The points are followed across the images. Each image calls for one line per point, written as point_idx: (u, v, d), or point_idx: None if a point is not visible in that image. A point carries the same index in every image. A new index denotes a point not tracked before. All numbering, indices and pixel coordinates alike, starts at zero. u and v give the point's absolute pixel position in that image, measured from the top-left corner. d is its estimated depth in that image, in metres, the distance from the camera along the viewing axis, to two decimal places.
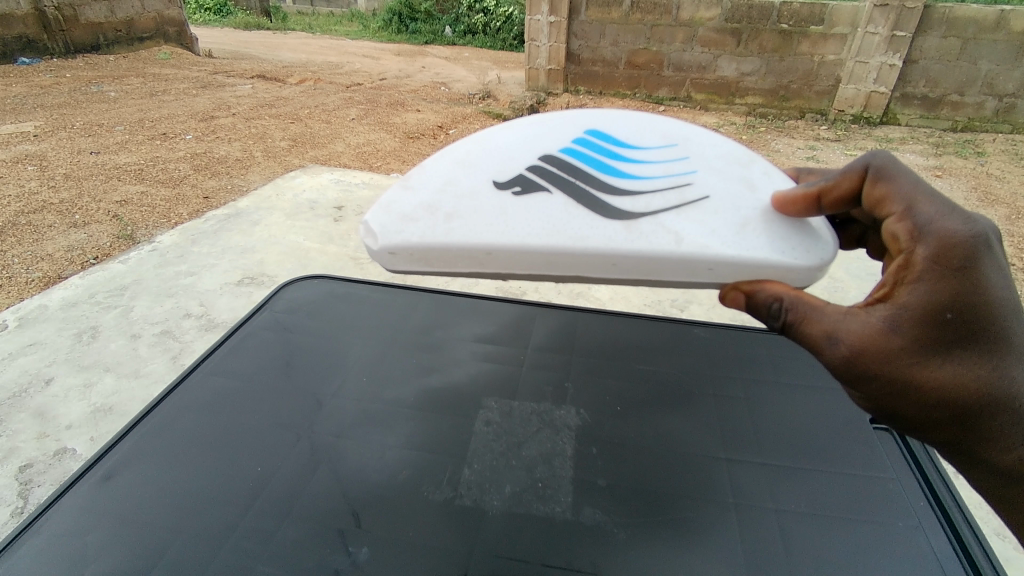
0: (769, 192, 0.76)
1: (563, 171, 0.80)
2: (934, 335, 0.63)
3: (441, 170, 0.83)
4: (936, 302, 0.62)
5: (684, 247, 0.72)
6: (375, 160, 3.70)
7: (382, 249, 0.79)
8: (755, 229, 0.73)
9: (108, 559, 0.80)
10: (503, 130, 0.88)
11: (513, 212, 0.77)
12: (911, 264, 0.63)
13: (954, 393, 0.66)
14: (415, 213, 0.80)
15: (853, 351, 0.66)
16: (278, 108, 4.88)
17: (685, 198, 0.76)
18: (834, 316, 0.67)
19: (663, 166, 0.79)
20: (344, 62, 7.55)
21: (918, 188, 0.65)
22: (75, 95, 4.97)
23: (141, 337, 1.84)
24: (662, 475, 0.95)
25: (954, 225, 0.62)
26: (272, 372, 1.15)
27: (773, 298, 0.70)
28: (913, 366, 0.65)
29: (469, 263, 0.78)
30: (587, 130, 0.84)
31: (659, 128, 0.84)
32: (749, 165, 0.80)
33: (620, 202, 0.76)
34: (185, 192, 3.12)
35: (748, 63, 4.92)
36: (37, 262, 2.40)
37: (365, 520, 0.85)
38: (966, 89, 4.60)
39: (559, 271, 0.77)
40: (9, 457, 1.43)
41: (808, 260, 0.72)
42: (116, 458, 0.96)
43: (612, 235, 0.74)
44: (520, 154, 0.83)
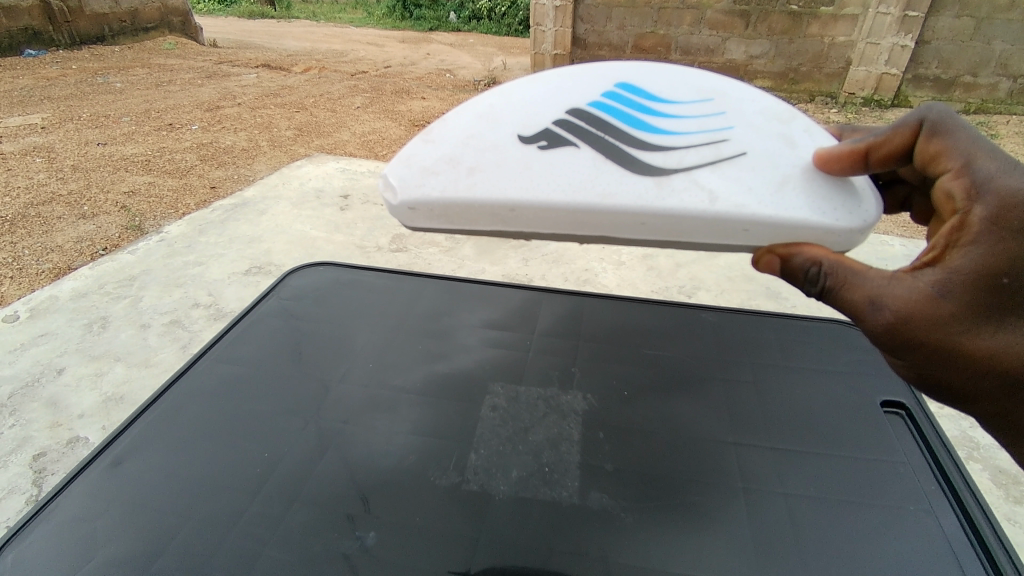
0: (809, 150, 0.75)
1: (592, 125, 0.78)
2: (986, 300, 0.63)
3: (464, 123, 0.82)
4: (988, 265, 0.62)
5: (713, 207, 0.71)
6: (381, 149, 3.69)
7: (402, 204, 0.79)
8: (792, 188, 0.72)
9: (118, 542, 0.81)
10: (526, 83, 0.85)
11: (538, 168, 0.76)
12: (966, 224, 0.63)
13: (1005, 362, 0.66)
14: (437, 167, 0.79)
15: (897, 316, 0.67)
16: (284, 97, 4.87)
17: (719, 154, 0.74)
18: (878, 281, 0.68)
19: (698, 120, 0.77)
20: (348, 50, 7.52)
21: (975, 143, 0.65)
22: (81, 87, 4.97)
23: (151, 327, 1.85)
24: (670, 460, 0.95)
25: (1014, 183, 0.62)
26: (280, 358, 1.15)
27: (812, 262, 0.71)
28: (961, 331, 0.65)
29: (492, 220, 0.78)
30: (616, 84, 0.81)
31: (693, 80, 0.81)
32: (787, 120, 0.77)
33: (650, 157, 0.75)
34: (192, 182, 3.12)
35: (757, 45, 4.87)
36: (47, 253, 2.41)
37: (373, 505, 0.86)
38: (980, 70, 4.53)
39: (583, 231, 0.77)
40: (22, 446, 1.45)
41: (847, 224, 0.71)
42: (126, 443, 0.96)
43: (641, 194, 0.73)
44: (545, 105, 0.81)
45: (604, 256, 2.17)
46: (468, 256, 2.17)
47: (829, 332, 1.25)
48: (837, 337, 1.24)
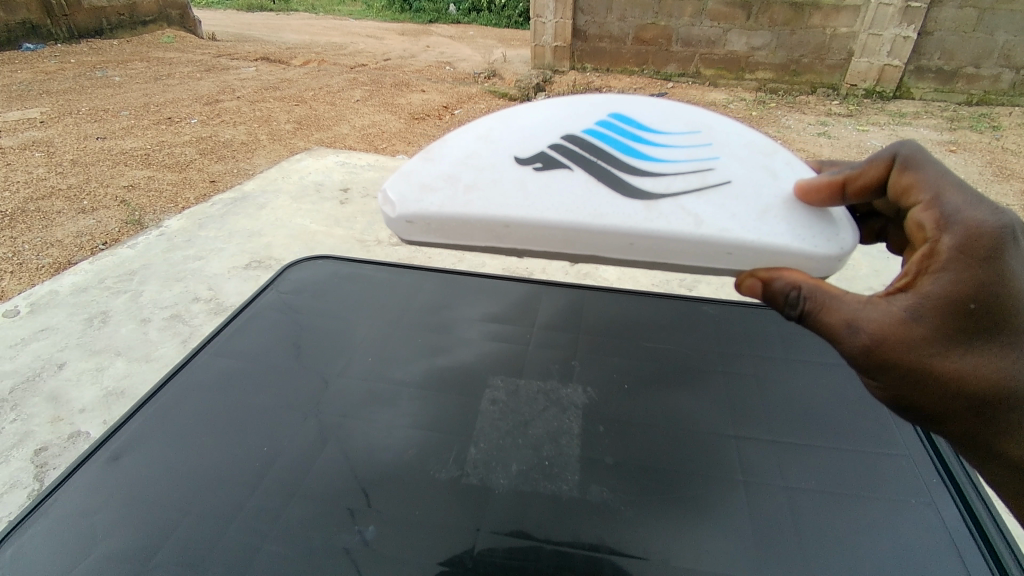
0: (790, 181, 0.74)
1: (586, 150, 0.77)
2: (957, 325, 0.61)
3: (463, 143, 0.81)
4: (960, 292, 0.59)
5: (701, 231, 0.69)
6: (381, 142, 3.68)
7: (400, 217, 0.78)
8: (775, 215, 0.70)
9: (117, 538, 0.81)
10: (527, 109, 0.85)
11: (532, 188, 0.75)
12: (936, 253, 0.61)
13: (975, 386, 0.63)
14: (436, 183, 0.78)
15: (872, 340, 0.63)
16: (283, 90, 4.86)
17: (705, 182, 0.73)
18: (853, 304, 0.64)
19: (685, 150, 0.76)
20: (348, 42, 7.49)
21: (944, 177, 0.63)
22: (80, 80, 4.96)
23: (151, 322, 1.85)
24: (670, 453, 0.95)
25: (982, 215, 0.60)
26: (280, 353, 1.15)
27: (792, 286, 0.66)
28: (935, 356, 0.62)
29: (486, 235, 0.76)
30: (610, 114, 0.81)
31: (683, 114, 0.81)
32: (770, 155, 0.77)
33: (640, 181, 0.73)
34: (192, 176, 3.12)
35: (758, 37, 4.90)
36: (47, 248, 2.41)
37: (373, 499, 0.85)
38: (982, 61, 4.54)
39: (576, 249, 0.74)
40: (24, 440, 1.45)
41: (829, 251, 0.69)
42: (125, 438, 0.96)
43: (631, 216, 0.71)
44: (543, 130, 0.80)
45: None
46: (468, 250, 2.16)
47: None
48: None
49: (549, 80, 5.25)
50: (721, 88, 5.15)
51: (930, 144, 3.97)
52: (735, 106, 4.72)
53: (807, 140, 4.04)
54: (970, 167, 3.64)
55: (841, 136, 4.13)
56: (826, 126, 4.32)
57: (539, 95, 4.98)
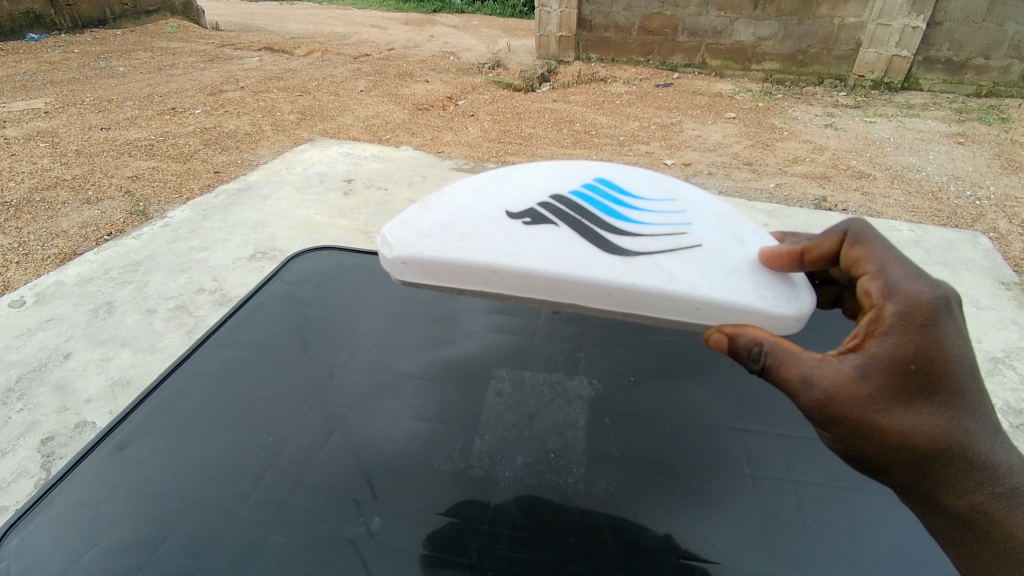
0: (754, 247, 0.77)
1: (572, 209, 0.80)
2: (901, 384, 0.65)
3: (459, 197, 0.83)
4: (903, 354, 0.64)
5: (676, 287, 0.71)
6: (385, 133, 3.67)
7: (396, 259, 0.77)
8: (741, 276, 0.72)
9: (121, 529, 0.80)
10: (518, 171, 0.89)
11: (523, 238, 0.76)
12: (880, 318, 0.65)
13: (916, 441, 0.68)
14: (431, 230, 0.78)
15: (827, 396, 0.66)
16: (286, 81, 4.84)
17: (678, 243, 0.75)
18: (809, 361, 0.67)
19: (662, 215, 0.80)
20: (351, 32, 7.45)
21: (890, 252, 0.67)
22: (83, 70, 4.95)
23: (156, 312, 1.85)
24: (675, 446, 0.94)
25: (920, 287, 0.64)
26: (285, 343, 1.15)
27: (755, 342, 0.68)
28: (882, 413, 0.66)
29: (477, 280, 0.76)
30: (596, 180, 0.86)
31: (660, 185, 0.86)
32: (738, 223, 0.81)
33: (619, 240, 0.75)
34: (196, 167, 3.12)
35: (765, 27, 4.88)
36: (52, 238, 2.42)
37: (379, 491, 0.85)
38: (992, 52, 4.51)
39: (559, 298, 0.74)
40: (32, 430, 1.46)
41: (789, 311, 0.71)
42: (129, 429, 0.96)
43: (611, 269, 0.72)
44: (532, 190, 0.83)
45: None
46: None
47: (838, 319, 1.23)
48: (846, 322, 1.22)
49: (554, 70, 5.23)
50: (727, 79, 5.13)
51: (938, 136, 3.94)
52: (742, 97, 4.69)
53: (813, 131, 4.01)
54: (979, 159, 3.61)
55: (847, 127, 4.10)
56: (834, 118, 4.28)
57: (545, 85, 4.95)
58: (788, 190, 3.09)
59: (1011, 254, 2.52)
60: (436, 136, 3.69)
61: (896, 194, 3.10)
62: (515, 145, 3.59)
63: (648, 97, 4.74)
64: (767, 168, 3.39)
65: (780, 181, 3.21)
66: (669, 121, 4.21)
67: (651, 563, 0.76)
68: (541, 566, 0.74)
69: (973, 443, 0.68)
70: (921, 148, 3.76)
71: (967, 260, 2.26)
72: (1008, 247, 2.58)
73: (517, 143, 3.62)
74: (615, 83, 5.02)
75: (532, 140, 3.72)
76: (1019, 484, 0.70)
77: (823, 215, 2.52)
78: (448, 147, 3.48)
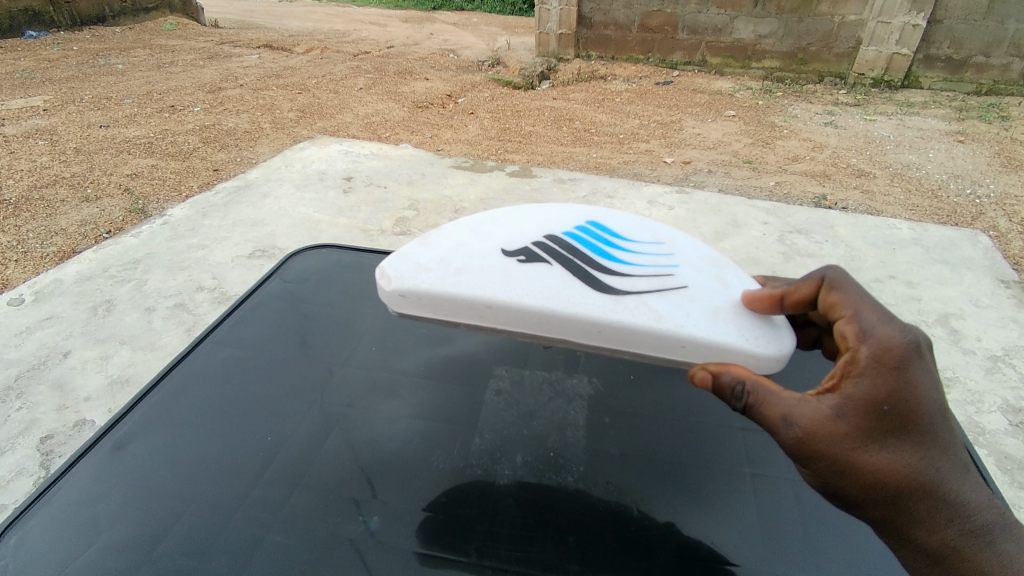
0: (738, 291, 0.77)
1: (564, 250, 0.80)
2: (875, 425, 0.63)
3: (457, 236, 0.84)
4: (876, 394, 0.63)
5: (665, 325, 0.70)
6: (384, 131, 3.66)
7: (393, 291, 0.76)
8: (724, 318, 0.72)
9: (120, 528, 0.80)
10: (514, 213, 0.90)
11: (517, 275, 0.76)
12: (854, 360, 0.64)
13: (892, 482, 0.65)
14: (429, 265, 0.78)
15: (805, 435, 0.65)
16: (286, 78, 4.83)
17: (666, 284, 0.76)
18: (788, 399, 0.66)
19: (650, 259, 0.80)
20: (351, 30, 7.44)
21: (866, 297, 0.67)
22: (82, 68, 4.94)
23: (155, 310, 1.85)
24: (674, 445, 0.94)
25: (894, 331, 0.64)
26: (284, 342, 1.14)
27: (738, 381, 0.66)
28: (859, 452, 0.64)
29: (470, 314, 0.74)
30: (587, 224, 0.87)
31: (648, 232, 0.87)
32: (722, 270, 0.81)
33: (609, 279, 0.75)
34: (195, 165, 3.11)
35: (765, 25, 4.88)
36: (51, 236, 2.41)
37: (379, 490, 0.85)
38: (992, 50, 4.51)
39: (549, 334, 0.73)
40: (31, 428, 1.46)
41: (770, 351, 0.70)
42: (127, 429, 0.95)
43: (601, 307, 0.72)
44: (527, 233, 0.84)
45: None
46: None
47: None
48: None
49: (554, 68, 5.23)
50: (727, 77, 5.12)
51: (938, 135, 3.93)
52: (742, 94, 4.69)
53: (813, 129, 4.01)
54: (979, 157, 3.60)
55: (848, 125, 4.09)
56: (834, 116, 4.28)
57: (544, 83, 4.94)
58: (788, 188, 3.08)
59: (1011, 252, 2.52)
60: (436, 134, 3.69)
61: (896, 192, 3.10)
62: (515, 143, 3.58)
63: (648, 95, 4.74)
64: (767, 166, 3.39)
65: (780, 179, 3.20)
66: (669, 119, 4.20)
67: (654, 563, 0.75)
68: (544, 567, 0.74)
69: (947, 484, 0.66)
70: (921, 146, 3.75)
71: (966, 258, 2.25)
72: (1008, 246, 2.57)
73: (517, 141, 3.61)
74: (615, 81, 5.02)
75: (532, 138, 3.71)
76: (989, 522, 0.66)
77: (823, 213, 2.52)
78: (447, 145, 3.47)
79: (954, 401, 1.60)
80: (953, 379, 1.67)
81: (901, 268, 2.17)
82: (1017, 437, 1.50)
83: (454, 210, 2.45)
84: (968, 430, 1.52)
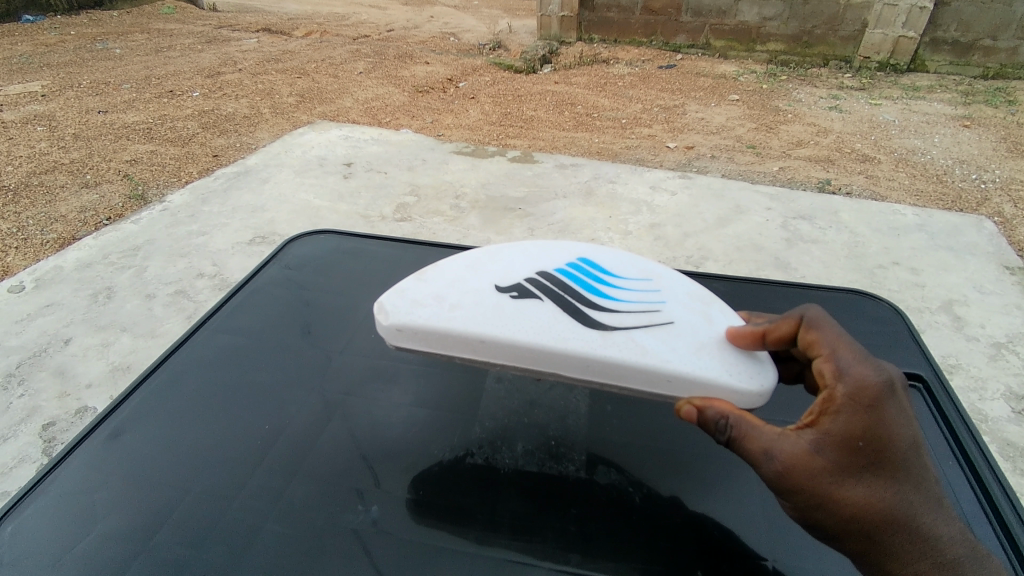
0: (723, 325, 0.74)
1: (553, 285, 0.78)
2: (853, 460, 0.60)
3: (454, 269, 0.82)
4: (853, 431, 0.60)
5: (652, 361, 0.67)
6: (385, 116, 3.63)
7: (391, 326, 0.73)
8: (709, 352, 0.69)
9: (118, 516, 0.79)
10: (508, 246, 0.88)
11: (507, 311, 0.73)
12: (831, 397, 0.62)
13: (870, 517, 0.60)
14: (425, 300, 0.75)
15: (785, 471, 0.61)
16: (285, 63, 4.78)
17: (653, 319, 0.73)
18: (769, 432, 0.62)
19: (638, 294, 0.78)
20: (350, 13, 7.37)
21: (844, 336, 0.65)
22: (80, 53, 4.89)
23: (156, 297, 1.84)
24: (675, 435, 0.92)
25: (869, 370, 0.62)
26: (282, 332, 1.12)
27: (721, 414, 0.63)
28: (836, 487, 0.60)
29: (463, 348, 0.71)
30: (579, 258, 0.85)
31: (638, 264, 0.85)
32: (708, 302, 0.78)
33: (597, 316, 0.73)
34: (195, 150, 3.09)
35: (770, 7, 4.81)
36: (51, 223, 2.40)
37: (382, 479, 0.84)
38: (999, 33, 4.46)
39: (538, 368, 0.71)
40: (33, 415, 1.45)
41: (753, 387, 0.67)
42: (123, 417, 0.95)
43: (587, 343, 0.69)
44: (520, 266, 0.82)
45: (612, 225, 2.25)
46: (473, 226, 2.21)
47: (845, 301, 1.14)
48: (854, 305, 1.13)
49: (556, 51, 5.17)
50: (731, 60, 5.07)
51: (944, 119, 3.89)
52: (746, 78, 4.64)
53: (817, 114, 3.97)
54: (985, 142, 3.57)
55: (852, 109, 4.05)
56: (839, 100, 4.23)
57: (546, 67, 4.89)
58: (791, 174, 3.05)
59: (1016, 237, 2.49)
60: (437, 119, 3.65)
61: (900, 177, 3.07)
62: (517, 128, 3.54)
63: (651, 78, 4.69)
64: (771, 151, 3.36)
65: (783, 164, 3.17)
66: (672, 104, 4.15)
67: (666, 565, 0.72)
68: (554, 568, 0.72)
69: (922, 522, 0.60)
70: (927, 130, 3.72)
71: (970, 244, 2.23)
72: (1013, 232, 2.55)
73: (519, 126, 3.58)
74: (617, 65, 4.96)
75: (533, 123, 3.67)
76: (959, 554, 0.60)
77: (826, 199, 2.49)
78: (448, 131, 3.44)
79: (957, 389, 1.59)
80: (956, 366, 1.66)
81: (905, 254, 2.16)
82: (1020, 424, 1.49)
83: (455, 196, 2.43)
84: (970, 418, 1.51)
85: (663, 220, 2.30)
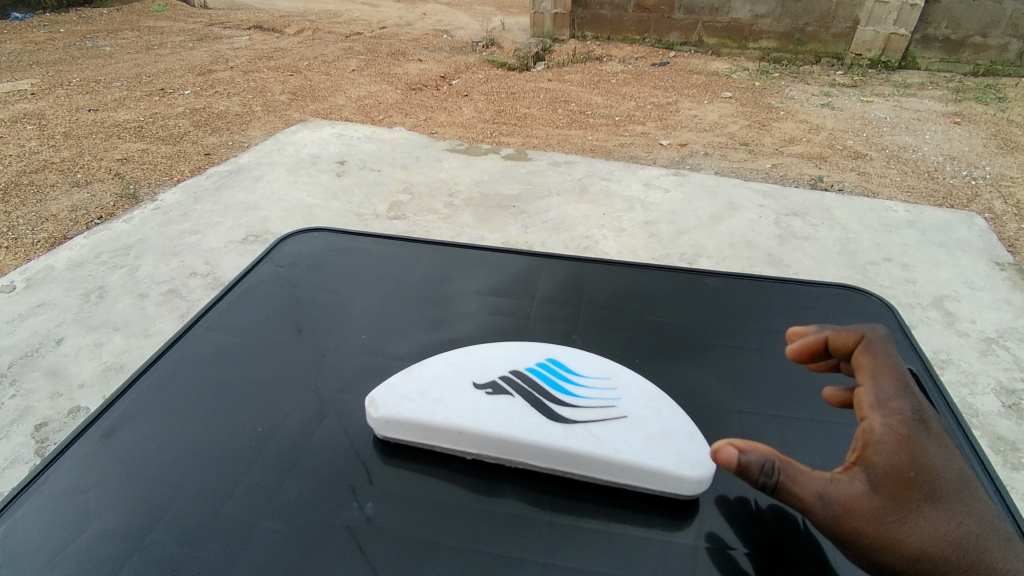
0: (673, 418, 0.81)
1: (524, 382, 0.86)
2: (908, 494, 0.56)
3: (439, 365, 0.90)
4: (902, 462, 0.57)
5: (608, 452, 0.75)
6: (377, 113, 3.62)
7: (380, 418, 0.82)
8: (659, 444, 0.76)
9: (111, 516, 0.79)
10: (487, 344, 0.96)
11: (483, 406, 0.82)
12: (872, 431, 0.60)
13: (943, 558, 0.53)
14: (411, 395, 0.84)
15: (841, 515, 0.56)
16: (277, 60, 4.76)
17: (609, 414, 0.80)
18: (820, 477, 0.58)
19: (598, 389, 0.85)
20: (343, 10, 7.34)
21: (890, 369, 0.65)
22: (70, 51, 4.85)
23: (148, 296, 1.83)
24: None
25: (906, 403, 0.61)
26: (277, 330, 1.12)
27: (767, 458, 0.58)
28: (899, 526, 0.55)
29: (444, 439, 0.81)
30: (549, 355, 0.93)
31: (602, 360, 0.92)
32: (661, 396, 0.85)
33: (561, 411, 0.81)
34: (186, 149, 3.07)
35: (762, 4, 4.83)
36: (41, 223, 2.38)
37: (376, 476, 0.82)
38: (989, 30, 4.50)
39: (507, 458, 0.79)
40: (24, 416, 1.45)
41: (692, 474, 0.73)
42: (117, 415, 0.94)
43: (549, 435, 0.77)
44: (496, 364, 0.90)
45: (605, 222, 2.26)
46: (468, 224, 2.21)
47: (838, 298, 1.14)
48: (848, 303, 1.13)
49: (549, 48, 5.17)
50: (723, 57, 5.08)
51: (935, 116, 3.91)
52: (739, 75, 4.65)
53: (809, 111, 3.98)
54: (975, 140, 3.59)
55: (844, 106, 4.07)
56: (831, 97, 4.25)
57: (539, 65, 4.89)
58: (784, 171, 3.06)
59: (1006, 233, 2.51)
60: (430, 117, 3.64)
61: (892, 174, 3.09)
62: (510, 125, 3.54)
63: (644, 75, 4.70)
64: (763, 148, 3.37)
65: (776, 161, 3.18)
66: (665, 101, 4.16)
67: (682, 562, 0.69)
68: (558, 566, 0.69)
69: (1002, 562, 0.53)
70: (918, 127, 3.74)
71: (961, 240, 2.25)
72: (1003, 228, 2.56)
73: (512, 124, 3.57)
74: (611, 62, 4.96)
75: (527, 120, 3.67)
76: None
77: (819, 196, 2.51)
78: (441, 128, 3.43)
79: (948, 383, 1.61)
80: (947, 361, 1.68)
81: (898, 250, 2.17)
82: (1010, 418, 1.50)
83: (449, 194, 2.43)
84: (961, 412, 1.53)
85: (656, 217, 2.31)
